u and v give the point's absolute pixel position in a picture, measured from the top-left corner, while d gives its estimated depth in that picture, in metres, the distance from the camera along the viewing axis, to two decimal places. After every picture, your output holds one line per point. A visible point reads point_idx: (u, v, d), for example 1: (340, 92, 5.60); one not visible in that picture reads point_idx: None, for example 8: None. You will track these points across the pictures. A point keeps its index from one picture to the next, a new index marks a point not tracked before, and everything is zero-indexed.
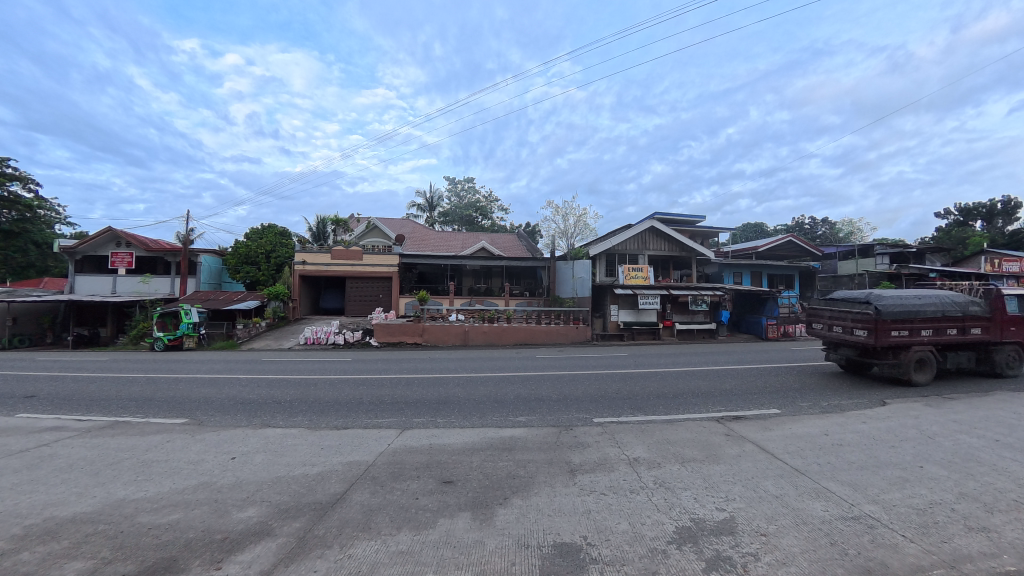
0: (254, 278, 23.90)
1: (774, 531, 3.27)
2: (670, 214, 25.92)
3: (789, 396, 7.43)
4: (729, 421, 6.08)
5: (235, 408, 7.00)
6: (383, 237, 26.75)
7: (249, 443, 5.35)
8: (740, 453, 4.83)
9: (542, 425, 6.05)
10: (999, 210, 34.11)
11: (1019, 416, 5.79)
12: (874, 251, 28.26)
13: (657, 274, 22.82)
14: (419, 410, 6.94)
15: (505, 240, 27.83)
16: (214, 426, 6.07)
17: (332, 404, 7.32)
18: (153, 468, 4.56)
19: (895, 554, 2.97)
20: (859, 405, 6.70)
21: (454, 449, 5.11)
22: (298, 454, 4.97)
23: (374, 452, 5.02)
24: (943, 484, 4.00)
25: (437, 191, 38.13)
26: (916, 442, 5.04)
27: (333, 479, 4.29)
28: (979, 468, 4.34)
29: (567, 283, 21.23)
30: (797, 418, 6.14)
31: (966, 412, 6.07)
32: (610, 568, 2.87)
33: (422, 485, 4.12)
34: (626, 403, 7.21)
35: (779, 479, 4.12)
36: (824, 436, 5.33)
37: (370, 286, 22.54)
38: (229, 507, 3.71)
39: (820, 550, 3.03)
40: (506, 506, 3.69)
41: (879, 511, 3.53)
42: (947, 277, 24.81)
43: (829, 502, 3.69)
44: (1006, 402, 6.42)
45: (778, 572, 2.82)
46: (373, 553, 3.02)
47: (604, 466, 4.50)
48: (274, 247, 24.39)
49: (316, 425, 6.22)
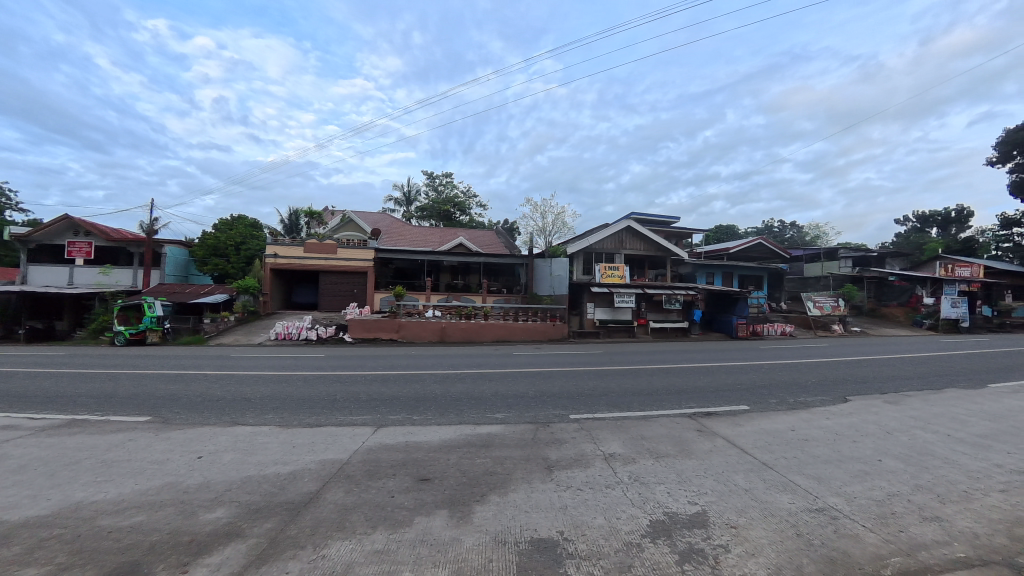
0: (223, 270, 23.14)
1: (743, 523, 3.37)
2: (647, 214, 26.40)
3: (757, 392, 7.68)
4: (701, 417, 6.22)
5: (204, 406, 6.71)
6: (357, 230, 26.10)
7: (217, 442, 5.14)
8: (712, 448, 4.97)
9: (519, 422, 6.08)
10: (954, 218, 36.43)
11: (969, 412, 6.18)
12: (839, 254, 29.49)
13: (633, 273, 23.18)
14: (395, 408, 6.80)
15: (484, 237, 27.62)
16: (178, 424, 5.80)
17: (306, 402, 7.12)
18: (113, 468, 4.33)
19: (857, 544, 3.11)
20: (823, 402, 6.98)
21: (430, 446, 5.06)
22: (270, 453, 4.82)
23: (348, 451, 4.90)
24: (900, 477, 4.21)
25: (414, 185, 37.53)
26: (876, 437, 5.30)
27: (306, 478, 4.17)
28: (934, 461, 4.61)
29: (544, 280, 21.17)
30: (765, 414, 6.36)
31: (923, 408, 6.42)
32: (586, 563, 2.90)
33: (398, 482, 4.06)
34: (604, 399, 7.32)
35: (749, 473, 4.27)
36: (791, 431, 5.54)
37: (344, 280, 22.02)
38: (196, 508, 3.57)
39: (787, 541, 3.14)
40: (483, 503, 3.68)
41: (843, 503, 3.69)
42: (906, 280, 26.25)
43: (795, 494, 3.84)
44: (956, 398, 6.85)
45: (747, 563, 2.91)
46: (348, 553, 2.96)
47: (580, 463, 4.54)
48: (244, 239, 23.68)
49: (288, 423, 6.03)
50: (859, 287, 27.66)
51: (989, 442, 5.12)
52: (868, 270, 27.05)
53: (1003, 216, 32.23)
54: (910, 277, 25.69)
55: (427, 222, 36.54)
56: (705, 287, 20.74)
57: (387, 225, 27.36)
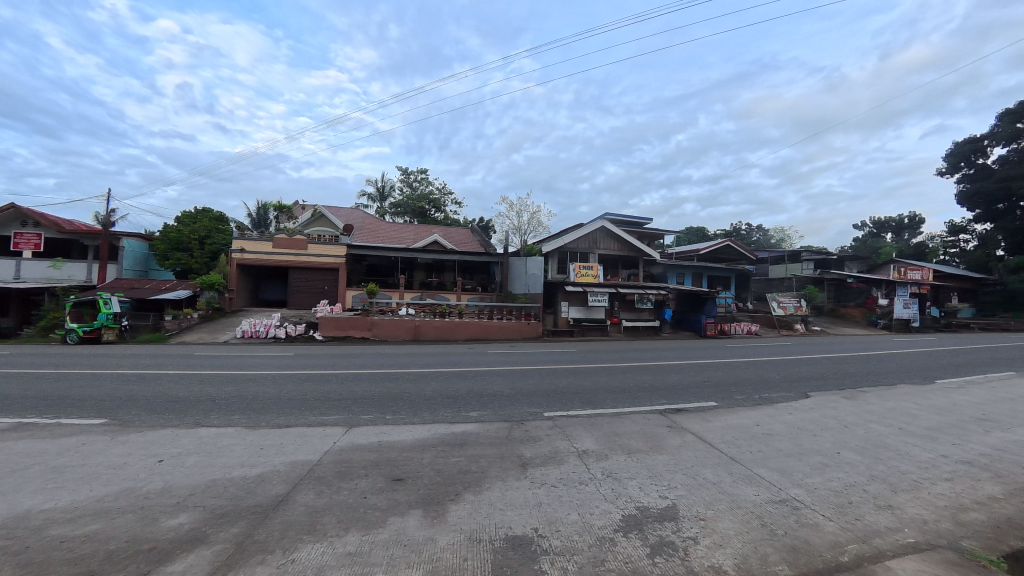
0: (186, 265, 22.17)
1: (711, 515, 3.48)
2: (621, 214, 26.85)
3: (725, 389, 7.93)
4: (671, 413, 6.39)
5: (166, 407, 6.42)
6: (329, 226, 25.48)
7: (180, 444, 4.92)
8: (681, 443, 5.12)
9: (494, 420, 6.08)
10: (907, 224, 38.72)
11: (919, 406, 6.60)
12: (801, 257, 30.81)
13: (607, 273, 23.54)
14: (367, 407, 6.68)
15: (459, 235, 27.44)
16: (138, 426, 5.52)
17: (275, 402, 6.90)
18: (65, 474, 4.08)
19: (817, 533, 3.27)
20: (786, 398, 7.30)
21: (404, 446, 5.00)
22: (236, 455, 4.64)
23: (319, 452, 4.78)
24: (858, 468, 4.44)
25: (388, 181, 36.89)
26: (835, 431, 5.58)
27: (275, 480, 4.05)
28: (887, 452, 4.89)
29: (519, 279, 21.22)
30: (732, 410, 6.59)
31: (877, 403, 6.80)
32: (561, 558, 2.93)
33: (370, 483, 3.99)
34: (578, 397, 7.40)
35: (716, 467, 4.42)
36: (756, 426, 5.77)
37: (314, 276, 21.43)
38: (158, 514, 3.41)
39: (753, 531, 3.27)
40: (457, 502, 3.66)
41: (804, 494, 3.87)
42: (863, 282, 27.69)
43: (760, 487, 4.00)
44: (907, 394, 7.29)
45: (715, 553, 3.01)
46: (319, 557, 2.89)
47: (554, 460, 4.58)
48: (209, 233, 22.76)
49: (255, 423, 5.84)
50: (820, 288, 28.97)
51: (936, 434, 5.48)
52: (828, 272, 28.39)
53: (951, 223, 34.43)
54: (867, 279, 27.12)
55: (401, 218, 36.02)
56: (676, 288, 21.29)
57: (360, 221, 26.79)
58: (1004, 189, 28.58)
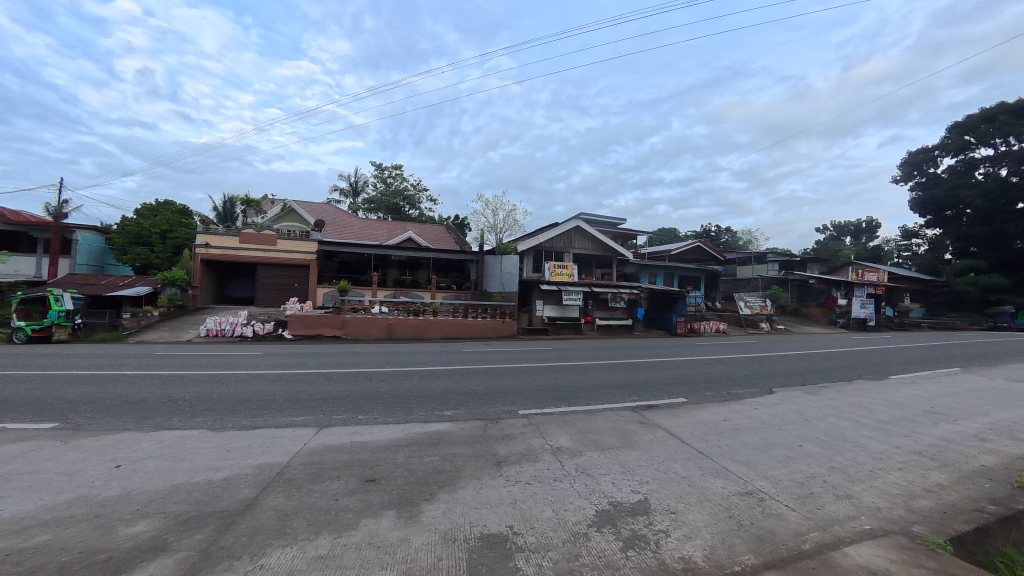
0: (146, 261, 21.14)
1: (682, 509, 3.59)
2: (596, 214, 27.21)
3: (695, 386, 8.18)
4: (643, 410, 6.54)
5: (124, 410, 6.10)
6: (298, 221, 24.76)
7: (139, 448, 4.69)
8: (653, 439, 5.25)
9: (469, 419, 6.07)
10: (864, 228, 40.83)
11: (873, 400, 7.00)
12: (766, 258, 32.00)
13: (581, 272, 23.82)
14: (339, 407, 6.56)
15: (433, 232, 27.18)
16: (94, 431, 5.22)
17: (243, 403, 6.67)
18: (12, 482, 3.83)
19: (781, 523, 3.42)
20: (752, 394, 7.59)
21: (377, 446, 4.93)
22: (200, 459, 4.47)
23: (289, 453, 4.66)
24: (819, 460, 4.66)
25: (360, 176, 36.14)
26: (797, 424, 5.85)
27: (242, 484, 3.91)
28: (845, 445, 5.16)
29: (494, 277, 21.20)
30: (701, 405, 6.80)
31: (836, 398, 7.17)
32: (535, 554, 2.96)
33: (342, 485, 3.92)
34: (553, 395, 7.48)
35: (687, 462, 4.55)
36: (724, 421, 5.97)
37: (284, 273, 20.78)
38: (115, 522, 3.24)
39: (721, 523, 3.39)
40: (432, 502, 3.64)
41: (769, 486, 4.04)
42: (824, 283, 29.06)
43: (728, 480, 4.15)
44: (862, 389, 7.73)
45: (686, 545, 3.11)
46: (289, 561, 2.82)
47: (529, 457, 4.62)
48: (171, 227, 21.78)
49: (221, 425, 5.63)
50: (784, 288, 30.20)
51: (891, 427, 5.81)
52: (792, 273, 29.63)
53: (904, 228, 36.51)
54: (828, 280, 28.46)
55: (374, 214, 35.39)
56: (649, 287, 21.74)
57: (331, 216, 26.14)
58: (952, 197, 30.54)
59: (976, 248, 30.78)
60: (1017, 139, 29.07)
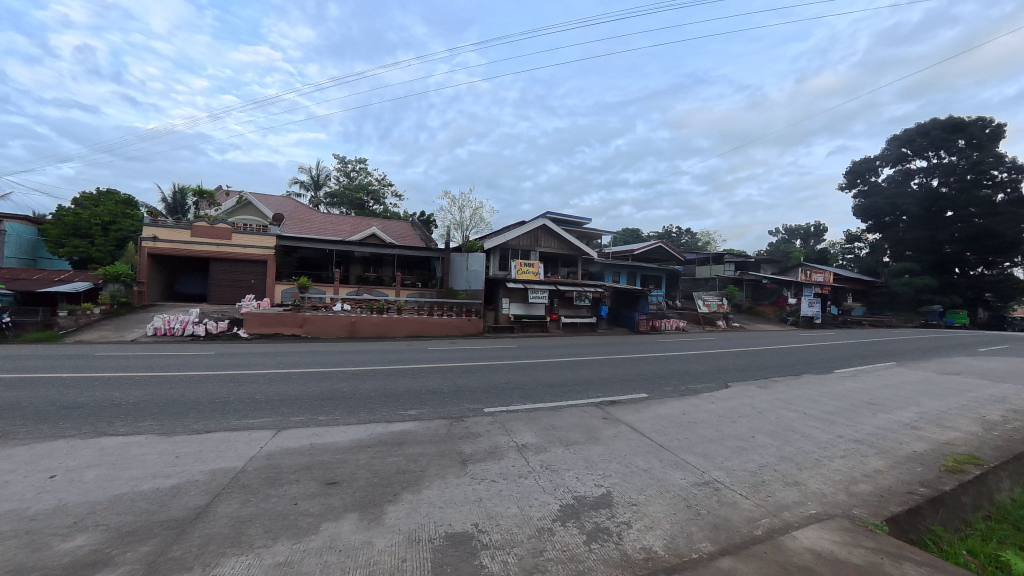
0: (86, 255, 19.63)
1: (643, 500, 3.72)
2: (562, 214, 27.54)
3: (656, 381, 8.47)
4: (607, 405, 6.70)
5: (60, 416, 5.64)
6: (255, 215, 23.71)
7: (77, 457, 4.36)
8: (616, 433, 5.39)
9: (434, 417, 6.03)
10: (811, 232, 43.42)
11: (818, 393, 7.48)
12: (723, 259, 33.44)
13: (547, 270, 24.06)
14: (300, 408, 6.35)
15: (398, 228, 26.71)
16: (24, 439, 4.80)
17: (195, 405, 6.33)
18: None
19: (736, 511, 3.60)
20: (709, 388, 7.93)
21: (338, 447, 4.81)
22: (146, 466, 4.20)
23: (245, 457, 4.47)
24: (769, 450, 4.94)
25: (322, 169, 34.97)
26: (750, 417, 6.16)
27: (192, 491, 3.72)
28: (794, 435, 5.48)
29: (460, 275, 21.03)
30: (661, 400, 7.05)
31: (786, 391, 7.61)
32: (501, 552, 2.98)
33: (302, 488, 3.81)
34: (518, 392, 7.53)
35: (648, 455, 4.71)
36: (683, 415, 6.21)
37: (238, 269, 19.82)
38: (48, 538, 3.00)
39: (680, 512, 3.54)
40: (396, 503, 3.59)
41: (724, 476, 4.24)
42: (776, 283, 30.76)
43: (686, 471, 4.32)
44: (809, 382, 8.24)
45: (647, 535, 3.22)
46: (244, 570, 2.71)
47: (494, 455, 4.64)
48: (114, 218, 20.36)
49: (170, 430, 5.32)
50: (739, 288, 31.68)
51: (834, 417, 6.23)
52: (747, 273, 31.17)
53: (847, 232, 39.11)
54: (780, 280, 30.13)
55: (336, 209, 34.37)
56: (613, 286, 22.24)
57: (290, 210, 25.17)
58: (890, 204, 33.08)
59: (909, 252, 33.32)
60: (947, 152, 31.71)
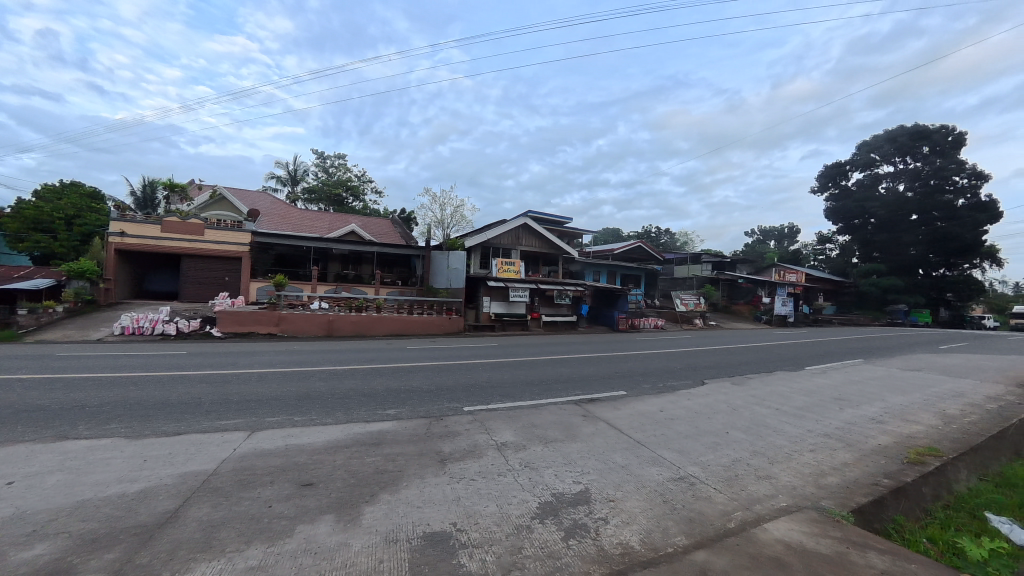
0: (49, 250, 18.85)
1: (620, 496, 3.77)
2: (543, 213, 27.65)
3: (634, 379, 8.59)
4: (586, 403, 6.77)
5: (18, 419, 5.38)
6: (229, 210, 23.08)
7: (37, 462, 4.18)
8: (595, 431, 5.45)
9: (412, 417, 5.97)
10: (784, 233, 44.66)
11: (789, 389, 7.71)
12: (700, 259, 34.09)
13: (528, 269, 24.11)
14: (275, 408, 6.22)
15: (378, 225, 26.37)
16: None
17: (164, 407, 6.13)
18: None
19: (710, 504, 3.68)
20: (685, 385, 8.08)
21: (314, 448, 4.73)
22: (112, 470, 4.05)
23: (217, 460, 4.35)
24: (743, 445, 5.06)
25: (299, 164, 34.21)
26: (724, 413, 6.31)
27: (161, 495, 3.61)
28: (766, 430, 5.64)
29: (441, 273, 20.89)
30: (639, 397, 7.15)
31: (759, 387, 7.82)
32: (479, 550, 2.98)
33: (277, 490, 3.73)
34: (498, 391, 7.53)
35: (625, 451, 4.78)
36: (660, 412, 6.31)
37: (212, 265, 19.27)
38: (4, 547, 2.87)
39: (656, 507, 3.60)
40: (373, 503, 3.56)
41: (699, 471, 4.33)
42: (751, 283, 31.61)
43: (662, 467, 4.40)
44: (781, 379, 8.48)
45: (623, 530, 3.27)
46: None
47: (473, 454, 4.63)
48: (78, 212, 19.51)
49: (138, 432, 5.14)
50: (716, 287, 32.39)
51: (804, 412, 6.43)
52: (723, 273, 31.89)
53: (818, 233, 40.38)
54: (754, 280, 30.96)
55: (314, 205, 33.71)
56: (593, 286, 22.45)
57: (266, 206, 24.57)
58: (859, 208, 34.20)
59: (876, 254, 34.56)
60: (912, 158, 33.01)
